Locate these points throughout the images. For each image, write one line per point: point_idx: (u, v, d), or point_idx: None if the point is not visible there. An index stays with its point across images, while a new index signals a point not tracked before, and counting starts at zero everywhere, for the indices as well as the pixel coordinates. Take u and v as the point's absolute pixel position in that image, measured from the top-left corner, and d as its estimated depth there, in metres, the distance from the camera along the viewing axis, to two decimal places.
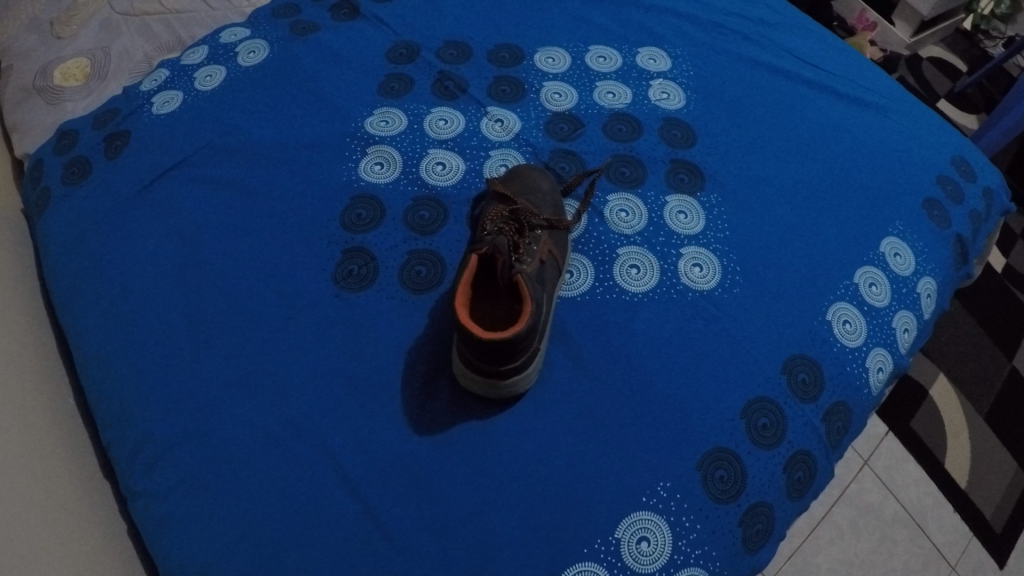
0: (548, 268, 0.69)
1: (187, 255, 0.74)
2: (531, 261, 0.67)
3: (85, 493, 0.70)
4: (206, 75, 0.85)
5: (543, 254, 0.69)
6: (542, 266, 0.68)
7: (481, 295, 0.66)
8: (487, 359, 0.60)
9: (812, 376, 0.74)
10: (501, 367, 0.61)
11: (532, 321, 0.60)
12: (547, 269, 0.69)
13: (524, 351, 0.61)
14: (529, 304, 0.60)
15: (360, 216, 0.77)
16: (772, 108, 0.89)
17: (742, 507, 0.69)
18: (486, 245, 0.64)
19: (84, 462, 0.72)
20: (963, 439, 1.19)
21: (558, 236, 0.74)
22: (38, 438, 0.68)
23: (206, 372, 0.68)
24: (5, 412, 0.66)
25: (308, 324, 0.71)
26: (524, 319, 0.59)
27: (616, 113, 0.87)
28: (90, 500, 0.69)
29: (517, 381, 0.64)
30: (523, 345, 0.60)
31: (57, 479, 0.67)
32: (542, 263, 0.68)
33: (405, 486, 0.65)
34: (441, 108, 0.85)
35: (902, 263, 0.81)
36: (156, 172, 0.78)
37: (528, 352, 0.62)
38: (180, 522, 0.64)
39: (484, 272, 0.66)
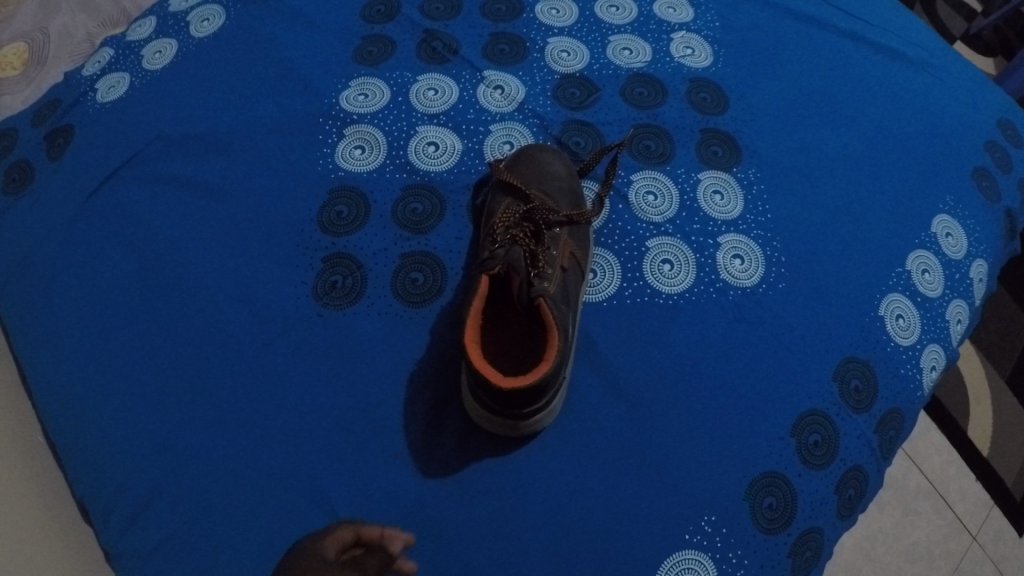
0: (570, 277, 0.60)
1: (151, 273, 0.64)
2: (553, 273, 0.57)
3: (59, 549, 0.61)
4: (155, 52, 0.73)
5: (564, 261, 0.59)
6: (564, 276, 0.59)
7: (495, 316, 0.57)
8: (507, 401, 0.51)
9: (865, 383, 0.66)
10: (524, 408, 0.52)
11: (560, 356, 0.51)
12: (569, 278, 0.59)
13: (551, 387, 0.53)
14: (556, 336, 0.51)
15: (341, 214, 0.66)
16: (806, 67, 0.79)
17: (793, 536, 0.62)
18: (500, 260, 0.55)
19: (54, 510, 0.63)
20: (986, 407, 1.09)
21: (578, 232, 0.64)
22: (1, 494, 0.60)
23: (184, 412, 0.60)
24: None
25: (293, 352, 0.62)
26: (551, 355, 0.50)
27: (634, 73, 0.76)
28: (65, 557, 0.61)
29: (539, 417, 0.55)
30: (549, 384, 0.51)
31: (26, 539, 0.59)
32: (563, 273, 0.59)
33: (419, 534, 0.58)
34: (429, 75, 0.73)
35: (954, 244, 0.73)
36: (105, 172, 0.68)
37: (554, 387, 0.54)
38: None
39: (499, 289, 0.56)
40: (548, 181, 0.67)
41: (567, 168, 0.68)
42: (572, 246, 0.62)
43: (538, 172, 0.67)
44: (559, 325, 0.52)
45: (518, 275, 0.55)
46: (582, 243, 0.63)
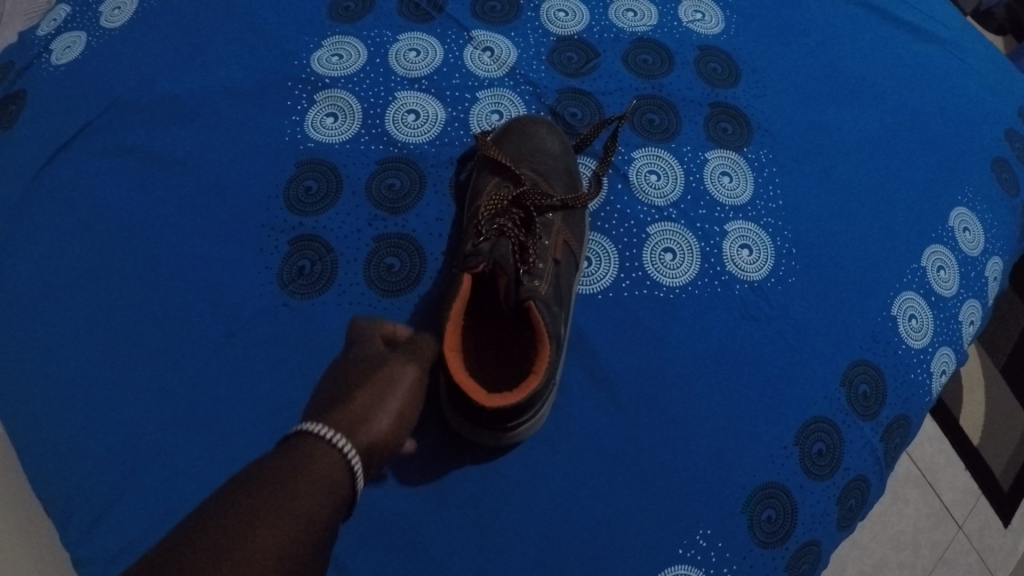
0: (563, 271, 0.55)
1: (107, 254, 0.60)
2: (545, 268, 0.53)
3: None
4: (114, 8, 0.67)
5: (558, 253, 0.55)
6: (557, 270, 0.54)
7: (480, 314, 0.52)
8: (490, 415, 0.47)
9: (873, 388, 0.62)
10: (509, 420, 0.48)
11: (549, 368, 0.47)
12: (560, 271, 0.55)
13: (540, 398, 0.49)
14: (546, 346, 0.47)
15: (310, 189, 0.61)
16: (820, 39, 0.73)
17: (791, 551, 0.58)
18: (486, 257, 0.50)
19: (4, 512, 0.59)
20: (979, 395, 1.06)
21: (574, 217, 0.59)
22: None
23: (139, 409, 0.55)
24: None
25: (260, 344, 0.57)
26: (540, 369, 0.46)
27: (638, 39, 0.70)
28: None
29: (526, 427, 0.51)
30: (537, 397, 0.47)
31: None
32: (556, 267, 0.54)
33: (399, 546, 0.55)
34: (411, 35, 0.67)
35: (971, 239, 0.69)
36: (57, 143, 0.63)
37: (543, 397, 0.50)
38: None
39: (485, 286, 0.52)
40: (542, 159, 0.62)
41: (562, 143, 0.63)
42: (566, 234, 0.57)
43: (529, 148, 0.62)
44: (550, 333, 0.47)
45: (506, 272, 0.51)
46: (577, 230, 0.59)
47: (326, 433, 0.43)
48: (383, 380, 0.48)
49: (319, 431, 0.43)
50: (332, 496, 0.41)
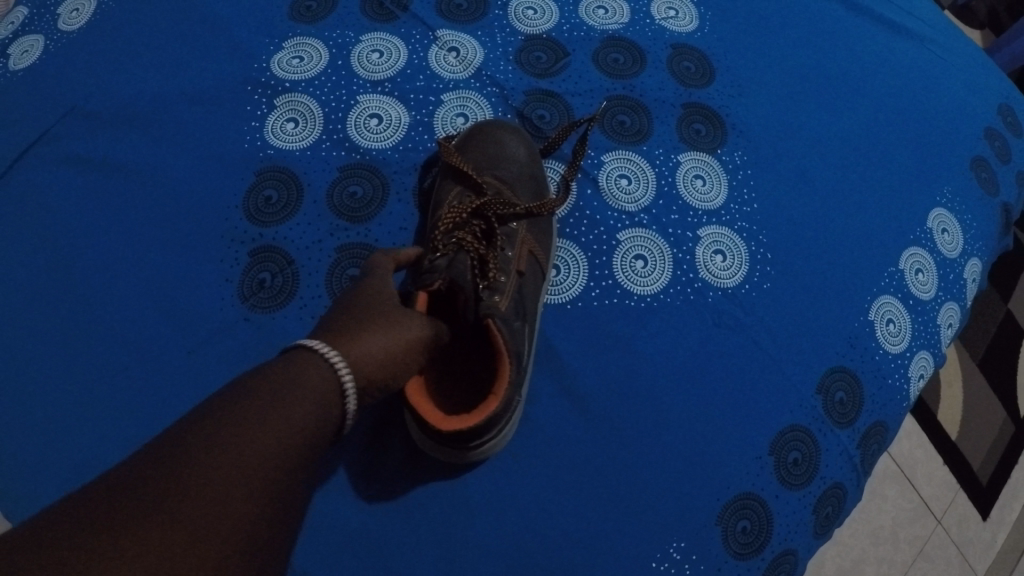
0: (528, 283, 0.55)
1: (63, 267, 0.58)
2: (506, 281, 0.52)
3: None
4: (72, 10, 0.65)
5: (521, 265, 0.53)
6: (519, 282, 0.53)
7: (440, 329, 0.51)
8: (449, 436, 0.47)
9: (850, 395, 0.61)
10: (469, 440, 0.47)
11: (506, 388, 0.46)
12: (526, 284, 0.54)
13: (504, 417, 0.49)
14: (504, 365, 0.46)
15: (270, 199, 0.59)
16: (795, 36, 0.72)
17: (766, 561, 0.58)
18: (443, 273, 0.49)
19: None
20: (957, 389, 1.05)
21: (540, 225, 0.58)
22: None
23: (96, 428, 0.54)
24: None
25: (217, 359, 0.55)
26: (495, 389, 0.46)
27: (610, 37, 0.69)
28: None
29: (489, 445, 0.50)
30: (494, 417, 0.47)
31: None
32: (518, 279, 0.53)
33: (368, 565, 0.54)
34: (374, 35, 0.65)
35: (950, 241, 0.67)
36: (13, 153, 0.62)
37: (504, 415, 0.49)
38: None
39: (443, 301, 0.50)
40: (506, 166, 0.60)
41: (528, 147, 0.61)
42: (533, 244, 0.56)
43: (495, 153, 0.60)
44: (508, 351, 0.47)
45: (463, 289, 0.49)
46: (545, 239, 0.58)
47: (321, 348, 0.41)
48: (393, 311, 0.45)
49: (323, 351, 0.41)
50: (322, 414, 0.39)
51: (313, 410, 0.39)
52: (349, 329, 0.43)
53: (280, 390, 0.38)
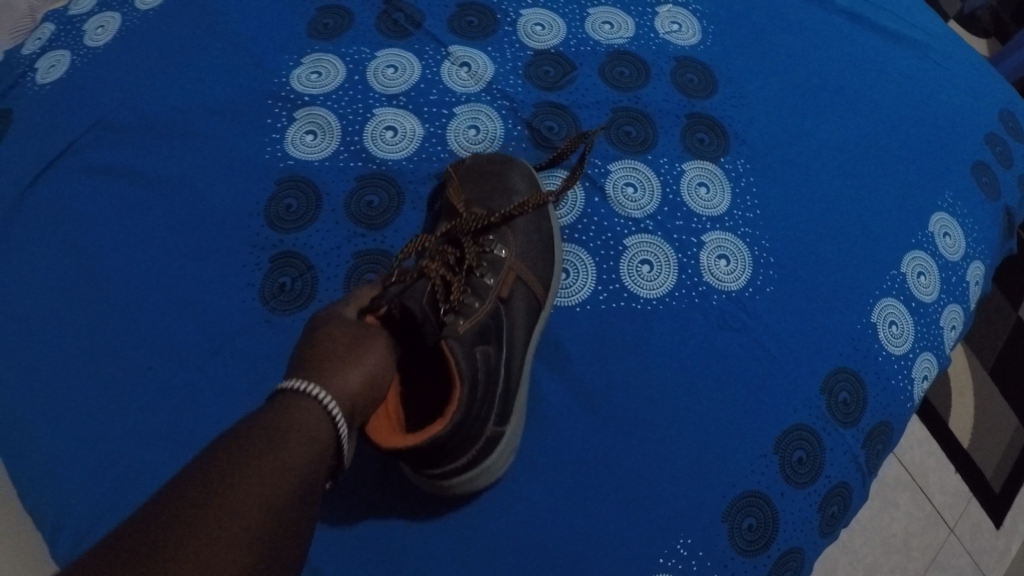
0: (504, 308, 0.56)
1: (90, 272, 0.60)
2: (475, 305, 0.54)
3: None
4: (97, 27, 0.68)
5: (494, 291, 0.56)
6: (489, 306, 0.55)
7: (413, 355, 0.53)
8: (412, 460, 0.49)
9: (854, 395, 0.62)
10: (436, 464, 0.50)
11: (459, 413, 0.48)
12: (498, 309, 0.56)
13: (471, 440, 0.51)
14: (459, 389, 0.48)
15: (290, 207, 0.61)
16: (797, 48, 0.74)
17: (773, 558, 0.59)
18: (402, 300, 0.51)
19: None
20: (968, 397, 1.06)
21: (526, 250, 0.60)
22: None
23: (122, 427, 0.56)
24: None
25: (238, 360, 0.58)
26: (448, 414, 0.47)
27: (615, 51, 0.71)
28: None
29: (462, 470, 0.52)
30: (450, 442, 0.48)
31: None
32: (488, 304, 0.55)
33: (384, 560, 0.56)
34: (389, 51, 0.68)
35: (951, 245, 0.69)
36: (42, 163, 0.64)
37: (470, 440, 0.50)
38: None
39: None
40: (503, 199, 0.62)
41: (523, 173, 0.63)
42: (514, 268, 0.58)
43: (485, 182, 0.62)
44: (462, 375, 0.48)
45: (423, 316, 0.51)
46: (528, 266, 0.59)
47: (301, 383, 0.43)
48: (363, 338, 0.47)
49: (300, 387, 0.43)
50: (314, 450, 0.41)
51: (311, 457, 0.41)
52: (318, 363, 0.44)
53: (279, 437, 0.40)
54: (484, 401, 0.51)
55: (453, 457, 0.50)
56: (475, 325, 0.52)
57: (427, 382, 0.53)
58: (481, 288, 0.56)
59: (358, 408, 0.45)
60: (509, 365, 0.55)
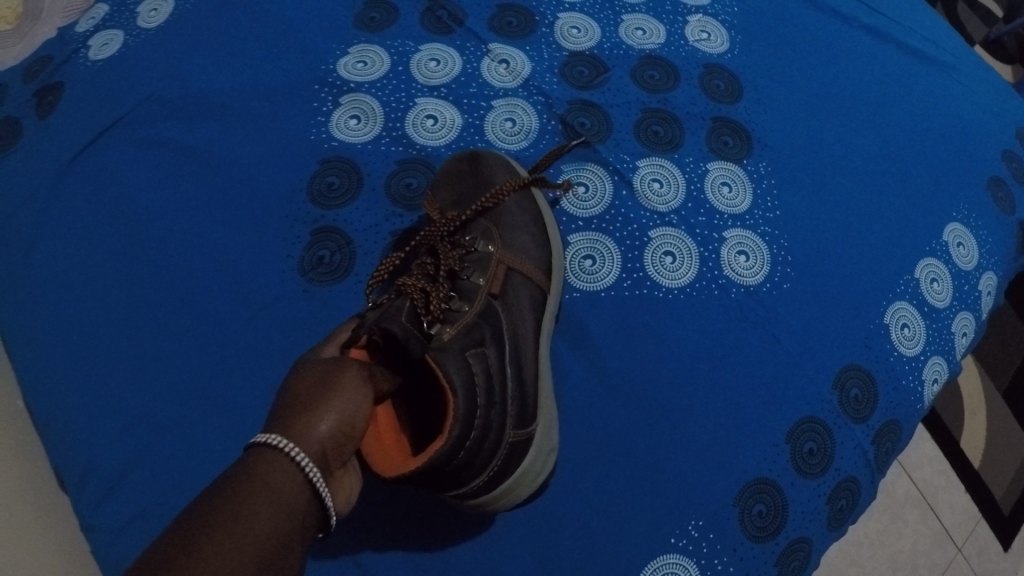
0: (497, 305, 0.56)
1: (133, 239, 0.63)
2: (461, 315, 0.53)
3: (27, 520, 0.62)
4: (151, 10, 0.71)
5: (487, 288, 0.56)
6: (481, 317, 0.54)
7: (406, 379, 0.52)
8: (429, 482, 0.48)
9: (865, 392, 0.64)
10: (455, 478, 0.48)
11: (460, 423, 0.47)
12: (493, 312, 0.55)
13: (486, 447, 0.49)
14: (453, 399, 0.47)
15: (332, 185, 0.64)
16: (822, 60, 0.76)
17: (781, 546, 0.60)
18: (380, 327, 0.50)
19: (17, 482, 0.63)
20: (981, 418, 1.07)
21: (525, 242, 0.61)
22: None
23: (161, 386, 0.59)
24: None
25: (271, 330, 0.60)
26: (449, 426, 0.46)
27: (646, 55, 0.73)
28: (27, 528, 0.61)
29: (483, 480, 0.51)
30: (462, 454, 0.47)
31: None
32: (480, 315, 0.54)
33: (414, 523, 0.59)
34: (432, 45, 0.70)
35: (965, 254, 0.70)
36: (91, 134, 0.67)
37: (484, 449, 0.49)
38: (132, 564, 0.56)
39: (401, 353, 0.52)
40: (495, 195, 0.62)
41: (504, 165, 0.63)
42: (503, 262, 0.58)
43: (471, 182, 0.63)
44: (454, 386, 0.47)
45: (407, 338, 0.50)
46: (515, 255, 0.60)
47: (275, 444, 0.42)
48: (335, 373, 0.45)
49: (272, 443, 0.42)
50: (281, 516, 0.40)
51: (276, 520, 0.40)
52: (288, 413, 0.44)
53: (245, 498, 0.40)
54: (490, 410, 0.50)
55: (471, 474, 0.49)
56: (463, 334, 0.52)
57: (429, 399, 0.52)
58: (470, 294, 0.56)
59: (340, 448, 0.44)
60: (516, 368, 0.54)
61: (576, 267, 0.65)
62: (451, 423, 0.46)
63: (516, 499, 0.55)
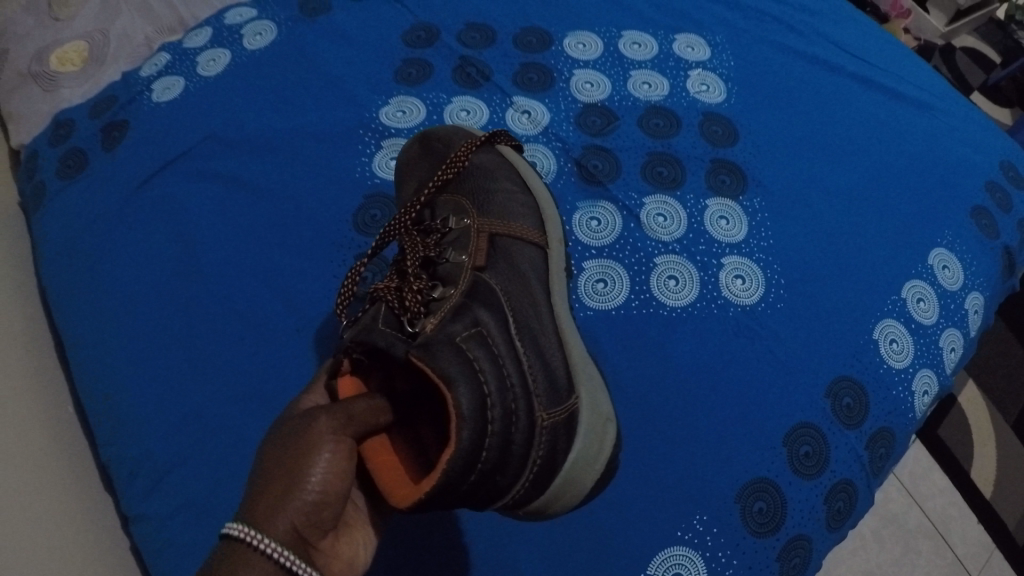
0: (484, 274, 0.60)
1: (189, 258, 0.71)
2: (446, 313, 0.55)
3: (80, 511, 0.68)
4: (209, 60, 0.80)
5: (471, 263, 0.61)
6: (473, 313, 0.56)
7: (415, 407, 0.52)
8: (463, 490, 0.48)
9: (857, 401, 0.69)
10: (489, 474, 0.49)
11: (463, 414, 0.47)
12: (484, 288, 0.59)
13: (512, 435, 0.51)
14: (447, 392, 0.48)
15: (375, 216, 0.73)
16: (814, 105, 0.82)
17: (781, 542, 0.65)
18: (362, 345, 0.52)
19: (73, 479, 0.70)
20: (990, 449, 1.10)
21: (501, 209, 0.67)
22: (35, 454, 0.68)
23: (213, 388, 0.66)
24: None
25: (314, 339, 0.68)
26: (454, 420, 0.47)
27: (652, 106, 0.81)
28: (86, 517, 0.68)
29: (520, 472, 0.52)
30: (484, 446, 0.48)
31: (57, 497, 0.67)
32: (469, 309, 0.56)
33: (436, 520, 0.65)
34: (463, 98, 0.79)
35: (950, 276, 0.75)
36: (155, 165, 0.75)
37: (509, 440, 0.50)
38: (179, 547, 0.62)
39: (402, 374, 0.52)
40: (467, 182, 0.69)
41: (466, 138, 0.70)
42: (482, 229, 0.64)
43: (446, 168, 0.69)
44: (445, 378, 0.48)
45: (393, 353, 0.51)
46: (493, 219, 0.65)
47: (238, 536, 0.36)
48: (299, 432, 0.41)
49: (236, 535, 0.36)
50: None
51: None
52: (254, 498, 0.39)
53: None
54: (504, 398, 0.51)
55: (512, 463, 0.51)
56: (452, 320, 0.54)
57: (437, 415, 0.52)
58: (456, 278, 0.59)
59: (319, 518, 0.39)
60: (524, 349, 0.56)
61: (588, 288, 0.71)
62: (458, 424, 0.47)
63: (574, 495, 0.57)
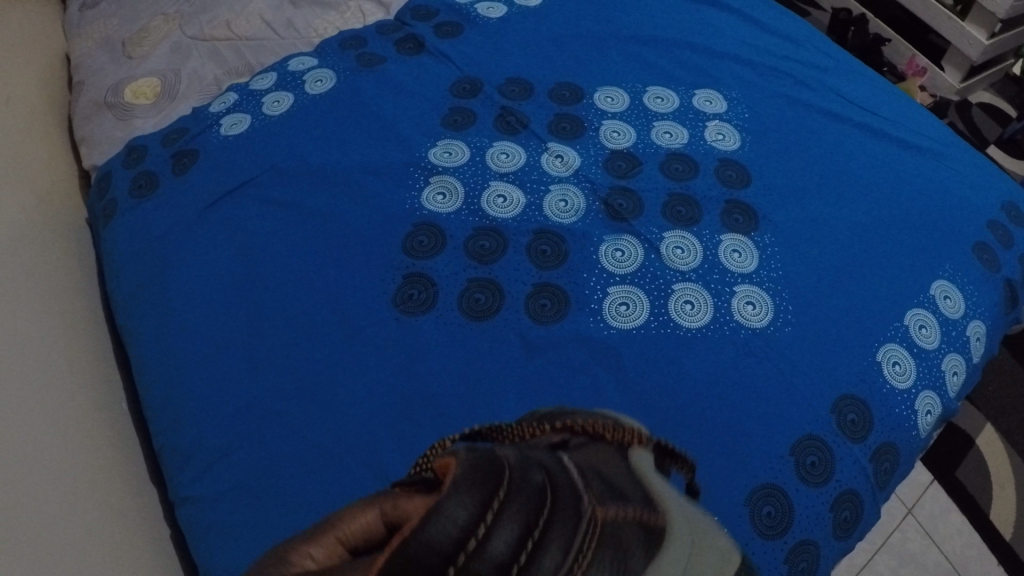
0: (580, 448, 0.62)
1: (246, 270, 0.78)
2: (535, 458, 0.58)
3: (130, 491, 0.74)
4: (274, 101, 0.89)
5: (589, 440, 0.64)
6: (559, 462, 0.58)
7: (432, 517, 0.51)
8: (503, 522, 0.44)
9: (861, 418, 0.73)
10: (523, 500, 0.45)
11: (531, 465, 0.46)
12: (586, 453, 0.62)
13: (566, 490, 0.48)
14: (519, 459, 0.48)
15: (422, 242, 0.79)
16: (824, 152, 0.88)
17: (788, 545, 0.69)
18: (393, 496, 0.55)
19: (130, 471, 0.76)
20: (1010, 491, 1.11)
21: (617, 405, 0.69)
22: (92, 438, 0.74)
23: (256, 384, 0.72)
24: (58, 411, 0.73)
25: (364, 344, 0.74)
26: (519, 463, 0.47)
27: (673, 152, 0.87)
28: (133, 502, 0.74)
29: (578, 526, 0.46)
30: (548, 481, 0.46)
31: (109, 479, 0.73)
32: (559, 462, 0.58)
33: None
34: (503, 143, 0.86)
35: (952, 306, 0.81)
36: (222, 192, 0.83)
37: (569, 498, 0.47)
38: (219, 528, 0.68)
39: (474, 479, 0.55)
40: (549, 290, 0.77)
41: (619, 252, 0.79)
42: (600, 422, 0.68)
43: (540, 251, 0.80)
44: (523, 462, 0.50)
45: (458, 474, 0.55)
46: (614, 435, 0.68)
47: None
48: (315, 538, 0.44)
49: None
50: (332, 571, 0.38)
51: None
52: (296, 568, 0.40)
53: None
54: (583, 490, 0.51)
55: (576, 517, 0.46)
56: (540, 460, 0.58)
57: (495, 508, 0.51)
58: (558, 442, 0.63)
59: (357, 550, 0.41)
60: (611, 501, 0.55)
61: (613, 310, 0.76)
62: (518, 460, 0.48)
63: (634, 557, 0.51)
